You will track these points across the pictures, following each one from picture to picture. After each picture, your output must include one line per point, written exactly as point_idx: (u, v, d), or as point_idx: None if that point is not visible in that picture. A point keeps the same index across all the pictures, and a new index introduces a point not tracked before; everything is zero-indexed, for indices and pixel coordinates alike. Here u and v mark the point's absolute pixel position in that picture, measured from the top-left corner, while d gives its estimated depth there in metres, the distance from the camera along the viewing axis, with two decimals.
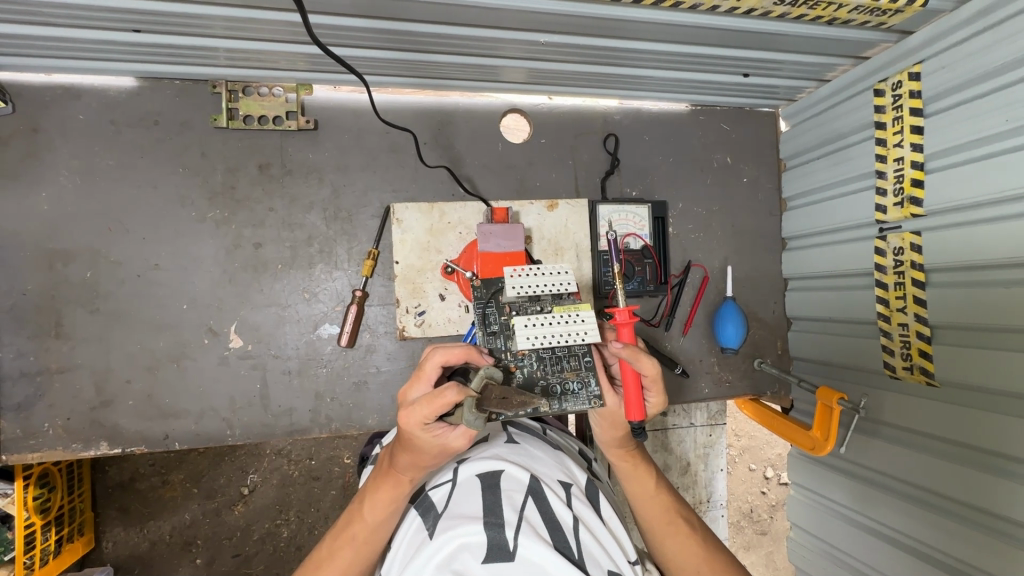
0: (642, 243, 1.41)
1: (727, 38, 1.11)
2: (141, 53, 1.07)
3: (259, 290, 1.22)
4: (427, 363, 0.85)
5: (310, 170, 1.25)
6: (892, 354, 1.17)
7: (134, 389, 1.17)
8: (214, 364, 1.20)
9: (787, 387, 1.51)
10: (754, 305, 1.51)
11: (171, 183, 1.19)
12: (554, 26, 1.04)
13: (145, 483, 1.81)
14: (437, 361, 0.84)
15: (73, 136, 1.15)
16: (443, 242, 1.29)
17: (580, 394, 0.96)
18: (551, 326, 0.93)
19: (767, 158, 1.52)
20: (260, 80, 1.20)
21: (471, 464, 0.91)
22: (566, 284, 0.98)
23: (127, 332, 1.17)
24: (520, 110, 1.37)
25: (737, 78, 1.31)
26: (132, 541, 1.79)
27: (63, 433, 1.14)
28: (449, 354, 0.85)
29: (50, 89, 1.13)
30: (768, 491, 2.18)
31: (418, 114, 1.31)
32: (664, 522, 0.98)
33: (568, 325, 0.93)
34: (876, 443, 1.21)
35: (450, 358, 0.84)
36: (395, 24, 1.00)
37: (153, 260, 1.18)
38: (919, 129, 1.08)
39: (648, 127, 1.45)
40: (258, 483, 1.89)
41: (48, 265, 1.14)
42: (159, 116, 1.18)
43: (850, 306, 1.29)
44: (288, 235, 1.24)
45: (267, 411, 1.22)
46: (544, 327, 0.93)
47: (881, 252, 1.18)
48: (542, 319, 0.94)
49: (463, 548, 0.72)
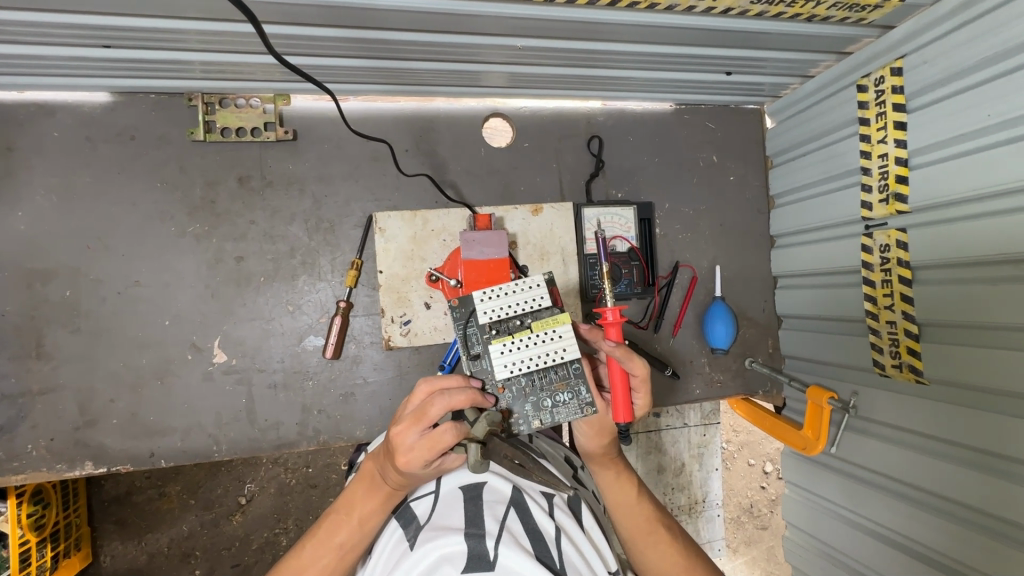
0: (629, 245, 1.39)
1: (707, 37, 1.09)
2: (114, 68, 1.06)
3: (242, 304, 1.21)
4: (430, 408, 0.81)
5: (291, 182, 1.23)
6: (880, 352, 1.16)
7: (119, 407, 1.16)
8: (199, 380, 1.19)
9: (779, 386, 1.50)
10: (744, 304, 1.50)
11: (150, 199, 1.18)
12: (533, 31, 1.02)
13: (141, 497, 1.81)
14: (443, 409, 0.81)
15: (50, 154, 1.14)
16: (427, 250, 1.28)
17: (571, 403, 0.94)
18: (529, 348, 0.95)
19: (753, 155, 1.51)
20: (237, 91, 1.19)
21: (454, 476, 0.91)
22: (540, 300, 0.97)
23: (110, 351, 1.16)
24: (504, 114, 1.36)
25: (720, 76, 1.30)
26: (130, 555, 1.78)
27: (48, 454, 1.13)
28: (453, 398, 0.82)
29: (24, 106, 1.12)
30: (768, 486, 2.17)
31: (399, 122, 1.29)
32: (646, 531, 0.97)
33: (545, 344, 0.95)
34: (868, 441, 1.20)
35: (454, 405, 0.82)
36: (368, 32, 0.99)
37: (134, 277, 1.17)
38: (903, 125, 1.07)
39: (632, 127, 1.43)
40: (255, 493, 1.88)
41: (28, 284, 1.13)
42: (136, 131, 1.17)
43: (839, 304, 1.28)
44: (270, 248, 1.22)
45: (254, 425, 1.21)
46: (522, 350, 0.95)
47: (868, 249, 1.17)
48: (520, 344, 0.96)
49: (442, 559, 0.71)
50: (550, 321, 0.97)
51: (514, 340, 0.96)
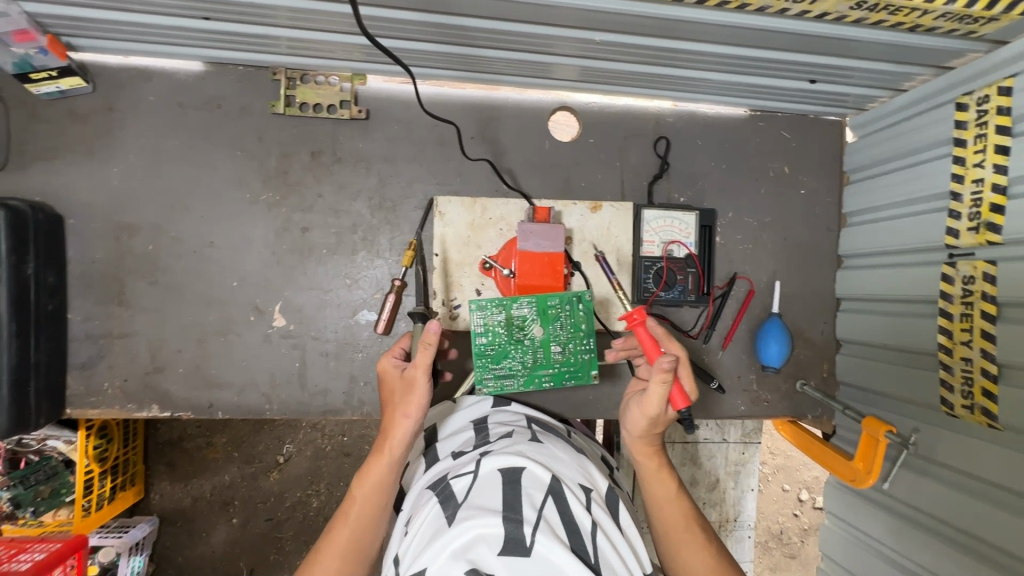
0: (687, 251, 1.35)
1: (793, 42, 1.04)
2: (210, 39, 1.12)
3: (304, 272, 1.27)
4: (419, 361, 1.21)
5: (359, 159, 1.27)
6: (951, 390, 1.09)
7: (185, 358, 1.24)
8: (259, 340, 1.26)
9: (830, 412, 1.43)
10: (801, 323, 1.44)
11: (230, 165, 1.24)
12: (610, 25, 1.01)
13: (190, 444, 1.93)
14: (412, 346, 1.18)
15: (145, 116, 1.22)
16: (483, 238, 1.29)
17: (506, 325, 1.18)
18: None
19: (828, 169, 1.44)
20: (317, 68, 1.23)
21: (494, 457, 0.89)
22: (559, 310, 1.19)
23: (181, 304, 1.24)
24: (570, 108, 1.35)
25: (802, 84, 1.24)
26: (177, 496, 1.92)
27: (120, 393, 1.22)
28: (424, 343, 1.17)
29: (127, 70, 1.20)
30: (801, 514, 2.11)
31: (467, 109, 1.31)
32: (681, 527, 0.99)
33: None
34: (924, 481, 1.14)
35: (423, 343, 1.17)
36: (448, 18, 1.00)
37: (208, 238, 1.24)
38: (1005, 149, 0.99)
39: (701, 130, 1.39)
40: (293, 454, 1.97)
41: (116, 236, 1.22)
42: (222, 100, 1.24)
43: (906, 334, 1.21)
44: (334, 222, 1.27)
45: (304, 389, 1.27)
46: None
47: (949, 279, 1.09)
48: None
49: (481, 539, 0.73)
50: (548, 315, 1.19)
51: (532, 340, 1.19)
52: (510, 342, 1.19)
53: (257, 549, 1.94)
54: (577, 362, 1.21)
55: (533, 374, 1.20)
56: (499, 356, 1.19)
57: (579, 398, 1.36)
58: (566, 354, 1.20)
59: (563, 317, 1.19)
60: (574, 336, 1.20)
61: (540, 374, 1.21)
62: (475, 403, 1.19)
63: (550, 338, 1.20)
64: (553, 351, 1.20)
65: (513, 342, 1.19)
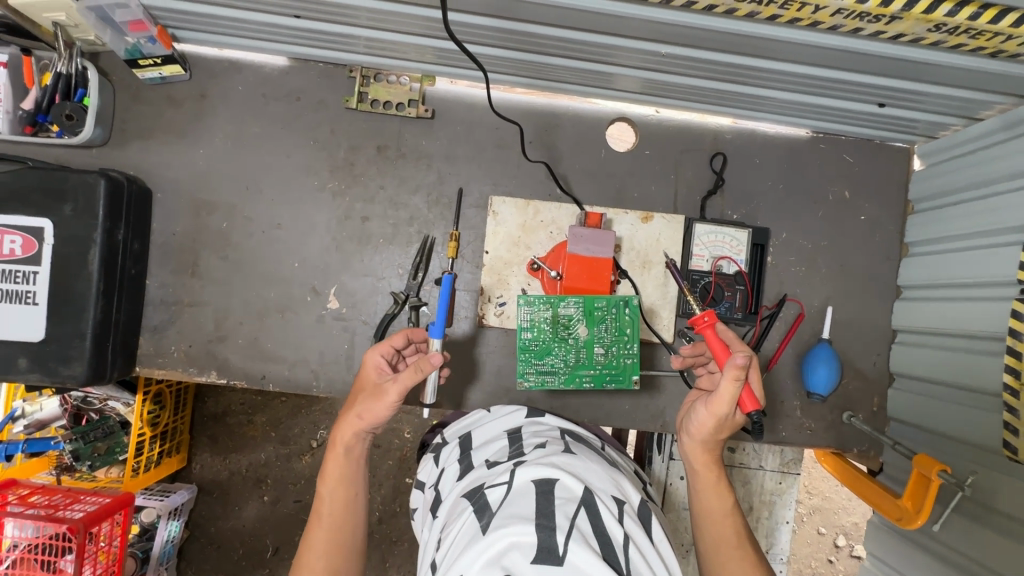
0: (736, 268, 1.34)
1: (864, 62, 1.03)
2: (297, 36, 1.21)
3: (360, 259, 1.33)
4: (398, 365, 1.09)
5: (421, 156, 1.34)
6: (1015, 433, 1.01)
7: (245, 330, 1.32)
8: (313, 320, 1.32)
9: (879, 447, 1.38)
10: (853, 353, 1.39)
11: (302, 153, 1.33)
12: (675, 38, 1.03)
13: (233, 419, 2.02)
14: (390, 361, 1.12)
15: (232, 104, 1.32)
16: (533, 239, 1.32)
17: (553, 322, 1.23)
18: None
19: (891, 196, 1.40)
20: (391, 68, 1.30)
21: (528, 468, 0.89)
22: (606, 312, 1.24)
23: (246, 280, 1.32)
24: (628, 119, 1.37)
25: (870, 107, 1.22)
26: (216, 468, 2.01)
27: (184, 357, 1.31)
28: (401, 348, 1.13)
29: (221, 62, 1.31)
30: (836, 560, 2.01)
31: (527, 115, 1.35)
32: (731, 544, 0.99)
33: None
34: (977, 528, 1.07)
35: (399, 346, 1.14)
36: (517, 25, 1.05)
37: (277, 220, 1.32)
38: None
39: (760, 149, 1.39)
40: (326, 439, 2.04)
41: (196, 211, 1.32)
42: (301, 93, 1.32)
43: (967, 371, 1.15)
44: (393, 214, 1.33)
45: (350, 371, 1.32)
46: None
47: (1019, 315, 1.01)
48: None
49: (512, 545, 0.74)
50: (595, 316, 1.24)
51: (576, 338, 1.24)
52: (555, 339, 1.24)
53: (284, 528, 2.01)
54: (617, 364, 1.25)
55: (574, 373, 1.25)
56: (542, 352, 1.24)
57: (615, 406, 1.35)
58: (608, 357, 1.25)
59: (609, 320, 1.24)
60: (618, 340, 1.25)
61: (581, 374, 1.25)
62: (509, 414, 1.18)
63: (594, 338, 1.24)
64: (595, 352, 1.25)
65: (558, 340, 1.24)
